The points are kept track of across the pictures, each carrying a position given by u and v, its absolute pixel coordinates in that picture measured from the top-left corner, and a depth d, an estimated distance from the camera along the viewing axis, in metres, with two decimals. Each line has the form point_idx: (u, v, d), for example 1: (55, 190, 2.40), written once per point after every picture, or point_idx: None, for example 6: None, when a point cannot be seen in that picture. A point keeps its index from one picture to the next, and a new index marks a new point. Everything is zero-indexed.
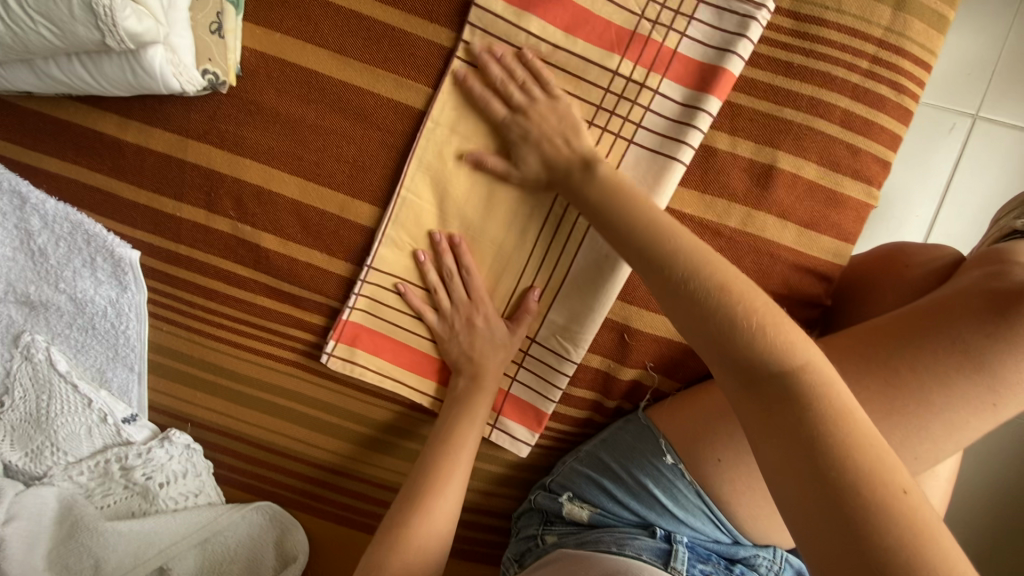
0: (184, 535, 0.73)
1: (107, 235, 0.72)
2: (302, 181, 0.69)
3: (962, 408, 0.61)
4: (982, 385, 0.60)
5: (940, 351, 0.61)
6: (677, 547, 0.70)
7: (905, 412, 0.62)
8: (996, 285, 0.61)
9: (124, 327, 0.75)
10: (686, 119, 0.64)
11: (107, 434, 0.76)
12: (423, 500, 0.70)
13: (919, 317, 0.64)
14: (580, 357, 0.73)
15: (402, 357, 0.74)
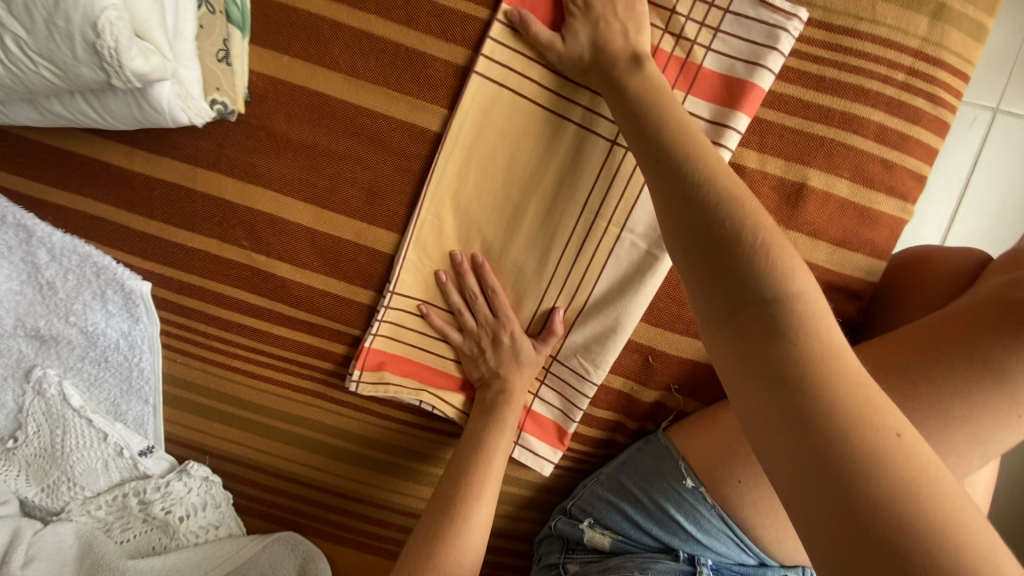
0: (206, 568, 0.71)
1: (117, 268, 0.70)
2: (316, 208, 0.67)
3: (1001, 432, 0.59)
4: (1017, 405, 0.58)
5: (963, 369, 0.59)
6: (702, 570, 0.70)
7: (930, 428, 0.60)
8: (1016, 293, 0.60)
9: (137, 359, 0.73)
10: (713, 137, 0.62)
11: (123, 468, 0.75)
12: (452, 524, 0.68)
13: (937, 329, 0.62)
14: (600, 378, 0.71)
15: (428, 377, 0.72)
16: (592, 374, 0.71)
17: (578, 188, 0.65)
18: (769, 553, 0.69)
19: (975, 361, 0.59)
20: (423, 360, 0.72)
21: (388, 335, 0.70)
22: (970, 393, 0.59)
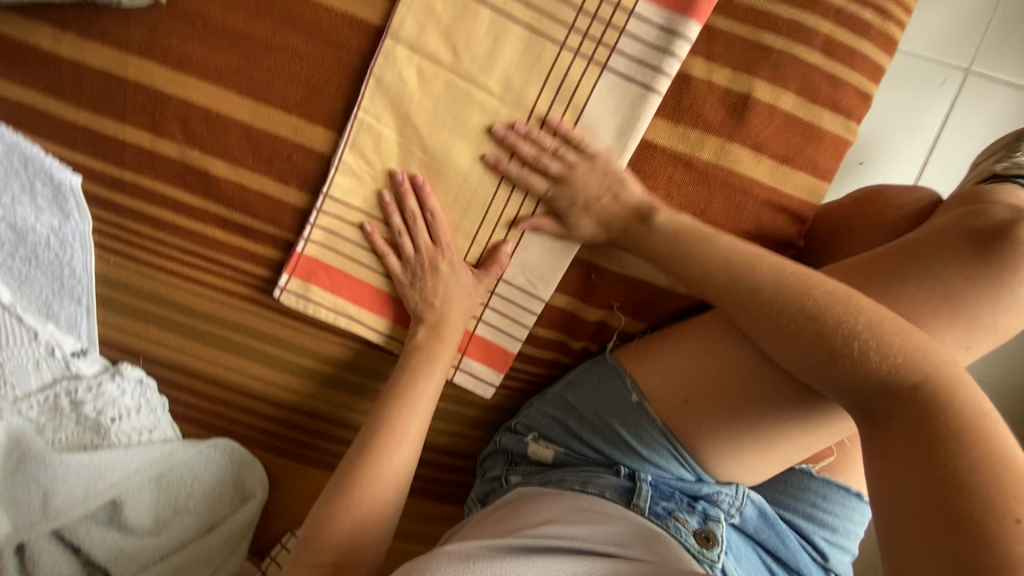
0: (140, 468, 0.71)
1: (46, 158, 0.67)
2: (254, 102, 0.65)
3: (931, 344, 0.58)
4: (958, 327, 0.57)
5: (917, 287, 0.58)
6: (641, 485, 0.66)
7: None
8: (975, 223, 0.59)
9: (69, 258, 0.72)
10: (663, 45, 0.61)
11: (56, 368, 0.74)
12: (379, 445, 0.66)
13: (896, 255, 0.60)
14: (548, 294, 0.70)
15: (360, 296, 0.71)
16: (537, 295, 0.70)
17: (524, 96, 0.63)
18: (707, 468, 0.65)
19: (930, 283, 0.58)
20: (354, 274, 0.70)
21: (318, 243, 0.69)
22: (905, 305, 0.58)
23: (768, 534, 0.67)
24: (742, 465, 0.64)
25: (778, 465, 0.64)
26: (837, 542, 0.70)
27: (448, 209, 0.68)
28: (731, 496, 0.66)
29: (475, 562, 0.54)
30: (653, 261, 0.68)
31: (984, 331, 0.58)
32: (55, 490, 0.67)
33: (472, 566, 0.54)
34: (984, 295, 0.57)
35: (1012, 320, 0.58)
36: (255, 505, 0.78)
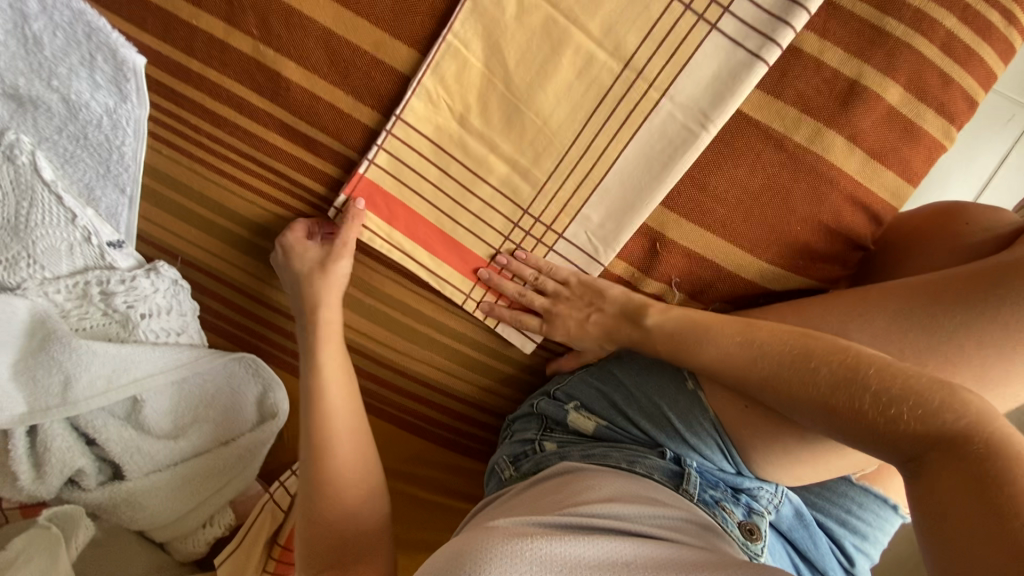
0: (161, 368, 0.68)
1: (111, 33, 0.64)
2: (338, 7, 0.61)
3: (1003, 359, 0.57)
4: None
5: (1003, 305, 0.56)
6: (689, 471, 0.64)
7: (942, 361, 0.58)
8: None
9: (119, 142, 0.69)
10: (781, 13, 0.58)
11: (90, 255, 0.71)
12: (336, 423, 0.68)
13: (981, 275, 0.58)
14: (607, 260, 0.68)
15: (419, 228, 0.68)
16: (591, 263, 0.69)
17: (623, 45, 0.60)
18: (752, 464, 0.64)
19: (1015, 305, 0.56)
20: (413, 206, 0.68)
21: (382, 167, 0.66)
22: (982, 318, 0.56)
23: (801, 533, 0.66)
24: (791, 469, 0.63)
25: (826, 474, 0.62)
26: (865, 551, 0.70)
27: (519, 155, 0.65)
28: (770, 493, 0.65)
29: (536, 539, 0.51)
30: (723, 240, 0.66)
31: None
32: (76, 376, 0.64)
33: (538, 542, 0.51)
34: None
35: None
36: (274, 426, 0.74)
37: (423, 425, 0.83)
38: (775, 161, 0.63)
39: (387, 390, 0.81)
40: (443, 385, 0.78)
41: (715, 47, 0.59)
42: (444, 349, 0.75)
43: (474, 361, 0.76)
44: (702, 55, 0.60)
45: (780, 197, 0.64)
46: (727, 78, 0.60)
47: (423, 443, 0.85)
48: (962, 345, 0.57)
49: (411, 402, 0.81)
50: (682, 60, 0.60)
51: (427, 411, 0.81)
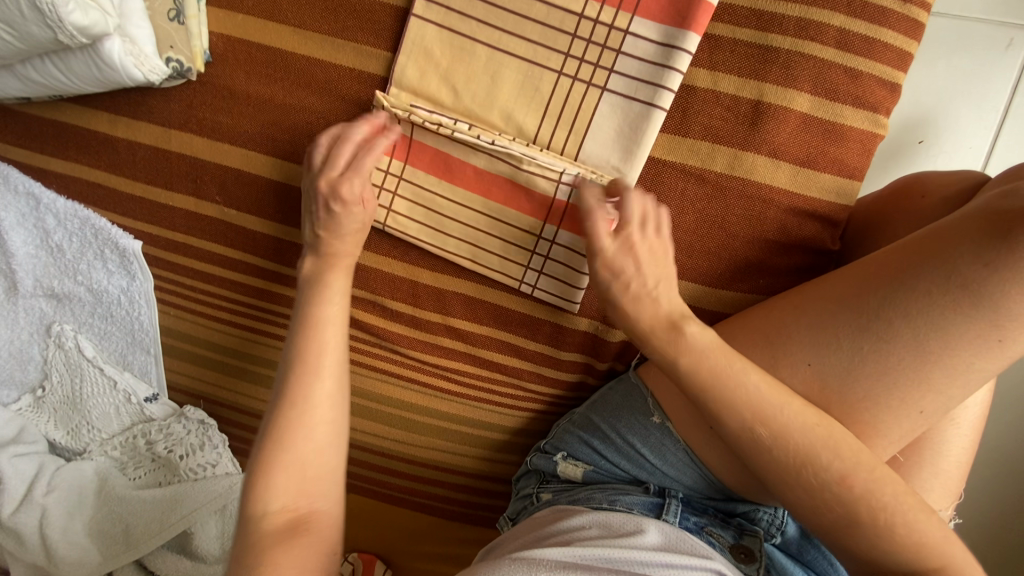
0: (201, 503, 0.76)
1: (111, 228, 0.76)
2: (279, 160, 0.70)
3: (965, 346, 0.51)
4: (978, 321, 0.50)
5: (921, 278, 0.51)
6: (670, 500, 0.64)
7: (921, 370, 0.52)
8: (1004, 205, 0.50)
9: (138, 313, 0.81)
10: (664, 60, 0.59)
11: (132, 413, 0.82)
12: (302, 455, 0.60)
13: (904, 253, 0.53)
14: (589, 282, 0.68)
15: (466, 173, 0.66)
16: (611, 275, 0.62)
17: (525, 126, 0.64)
18: (743, 490, 0.63)
19: (944, 277, 0.51)
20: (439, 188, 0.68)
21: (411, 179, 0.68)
22: (908, 309, 0.52)
23: (814, 555, 0.62)
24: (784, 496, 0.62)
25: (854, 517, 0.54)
26: None
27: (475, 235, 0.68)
28: (770, 514, 0.63)
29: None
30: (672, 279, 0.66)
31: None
32: (134, 523, 0.75)
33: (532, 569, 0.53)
34: (1014, 286, 0.48)
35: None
36: None
37: (439, 505, 0.86)
38: (701, 195, 0.63)
39: (402, 478, 0.85)
40: (448, 463, 0.82)
41: (610, 106, 0.62)
42: (440, 431, 0.80)
43: (470, 436, 0.80)
44: (601, 116, 0.62)
45: (717, 226, 0.64)
46: (630, 129, 0.62)
47: (443, 522, 0.87)
48: (900, 333, 0.52)
49: (425, 485, 0.85)
50: (583, 127, 0.63)
51: (441, 490, 0.85)
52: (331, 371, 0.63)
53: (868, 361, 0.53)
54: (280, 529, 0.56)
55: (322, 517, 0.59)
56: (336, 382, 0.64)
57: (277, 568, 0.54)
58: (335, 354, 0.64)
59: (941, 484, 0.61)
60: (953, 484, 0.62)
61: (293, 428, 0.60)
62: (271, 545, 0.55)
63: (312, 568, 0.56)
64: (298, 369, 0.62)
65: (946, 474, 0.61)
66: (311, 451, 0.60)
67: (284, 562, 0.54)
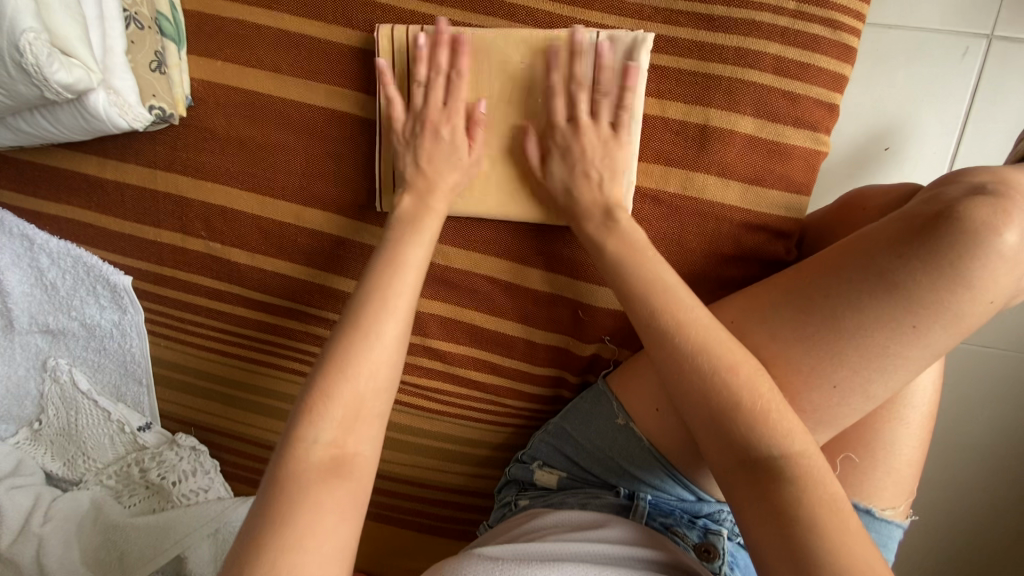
0: (196, 528, 0.79)
1: (102, 265, 0.80)
2: (259, 195, 0.74)
3: (884, 338, 0.53)
4: (896, 307, 0.52)
5: (845, 273, 0.55)
6: (639, 503, 0.67)
7: (863, 368, 0.55)
8: (925, 206, 0.53)
9: (129, 345, 0.84)
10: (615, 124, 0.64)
11: (126, 442, 0.85)
12: (353, 382, 0.55)
13: (835, 251, 0.57)
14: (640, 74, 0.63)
15: None
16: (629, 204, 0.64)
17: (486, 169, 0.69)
18: (706, 489, 0.66)
19: (863, 268, 0.54)
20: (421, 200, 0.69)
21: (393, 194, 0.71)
22: (835, 304, 0.55)
23: None
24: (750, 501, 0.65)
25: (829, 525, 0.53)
26: None
27: (487, 203, 0.69)
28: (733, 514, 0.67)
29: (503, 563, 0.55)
30: None
31: (940, 317, 0.52)
32: (129, 550, 0.78)
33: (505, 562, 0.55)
34: (925, 275, 0.51)
35: (971, 305, 0.51)
36: None
37: (427, 522, 0.89)
38: (657, 215, 0.67)
39: (390, 496, 0.87)
40: (432, 480, 0.85)
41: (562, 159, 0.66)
42: (421, 449, 0.83)
43: (451, 453, 0.83)
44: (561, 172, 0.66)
45: (674, 242, 0.67)
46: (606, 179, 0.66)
47: (428, 539, 0.90)
48: (831, 326, 0.55)
49: (412, 501, 0.88)
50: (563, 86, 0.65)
51: (427, 506, 0.88)
52: (398, 310, 0.59)
53: (813, 365, 0.56)
54: (322, 466, 0.51)
55: (365, 465, 0.54)
56: (402, 322, 0.59)
57: (312, 505, 0.49)
58: (409, 294, 0.60)
59: (894, 482, 0.64)
60: (906, 481, 0.65)
61: (359, 357, 0.56)
62: (312, 480, 0.51)
63: (345, 514, 0.51)
64: (375, 297, 0.58)
65: (898, 471, 0.64)
66: (366, 390, 0.55)
67: (317, 498, 0.50)
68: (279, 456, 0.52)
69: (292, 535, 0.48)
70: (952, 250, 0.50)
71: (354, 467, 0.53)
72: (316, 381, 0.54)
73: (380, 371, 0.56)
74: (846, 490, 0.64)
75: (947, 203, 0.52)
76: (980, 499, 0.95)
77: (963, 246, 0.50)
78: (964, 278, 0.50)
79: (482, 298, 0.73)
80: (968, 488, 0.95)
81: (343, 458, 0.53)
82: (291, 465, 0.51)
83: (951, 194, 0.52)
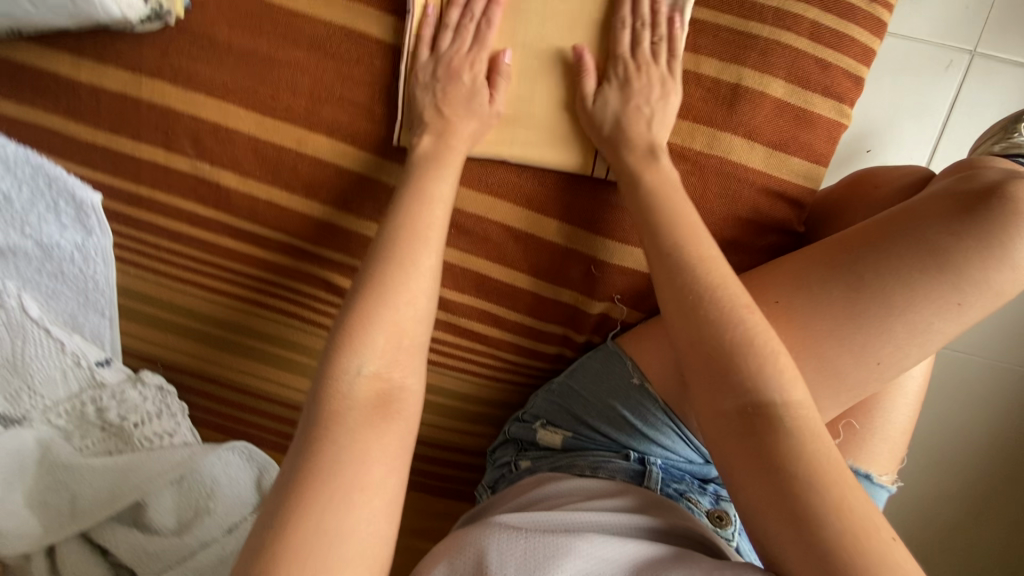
0: (159, 472, 0.75)
1: (67, 178, 0.71)
2: (258, 116, 0.67)
3: (932, 314, 0.55)
4: (945, 283, 0.54)
5: (896, 247, 0.55)
6: (652, 468, 0.66)
7: (900, 339, 0.56)
8: (966, 186, 0.56)
9: (92, 271, 0.77)
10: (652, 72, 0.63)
11: (82, 378, 0.78)
12: (388, 318, 0.55)
13: (882, 224, 0.57)
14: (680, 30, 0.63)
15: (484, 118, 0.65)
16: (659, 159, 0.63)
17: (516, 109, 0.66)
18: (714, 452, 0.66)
19: (916, 243, 0.55)
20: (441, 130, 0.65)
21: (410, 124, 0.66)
22: (884, 277, 0.55)
23: None
24: None
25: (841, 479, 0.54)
26: None
27: (513, 146, 0.66)
28: None
29: (526, 534, 0.52)
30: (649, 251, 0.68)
31: (984, 294, 0.54)
32: (81, 493, 0.72)
33: (525, 536, 0.52)
34: (976, 252, 0.53)
35: (1010, 280, 0.53)
36: None
37: None
38: (682, 172, 0.66)
39: None
40: (424, 436, 0.84)
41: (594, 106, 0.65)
42: None
43: (442, 407, 0.82)
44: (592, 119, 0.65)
45: (695, 202, 0.67)
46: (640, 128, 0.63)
47: (415, 492, 0.91)
48: (879, 296, 0.55)
49: None
50: (603, 40, 0.66)
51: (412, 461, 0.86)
52: (431, 246, 0.59)
53: (849, 331, 0.56)
54: (369, 403, 0.52)
55: (410, 395, 0.55)
56: (433, 258, 0.59)
57: (362, 442, 0.51)
58: (437, 230, 0.59)
59: (887, 449, 0.66)
60: (899, 448, 0.67)
61: (393, 292, 0.55)
62: (358, 419, 0.52)
63: (396, 447, 0.52)
64: (404, 234, 0.58)
65: (892, 438, 0.66)
66: (404, 324, 0.56)
67: (366, 435, 0.51)
68: (321, 395, 0.53)
69: (348, 474, 0.49)
70: (1001, 228, 0.52)
71: (398, 400, 0.54)
72: (350, 321, 0.54)
73: (414, 304, 0.56)
74: (848, 457, 0.66)
75: (992, 184, 0.54)
76: (925, 477, 1.03)
77: (1011, 226, 0.52)
78: (1009, 256, 0.53)
79: (495, 246, 0.70)
80: (919, 469, 1.03)
81: (386, 392, 0.54)
82: (338, 405, 0.52)
83: (991, 176, 0.55)
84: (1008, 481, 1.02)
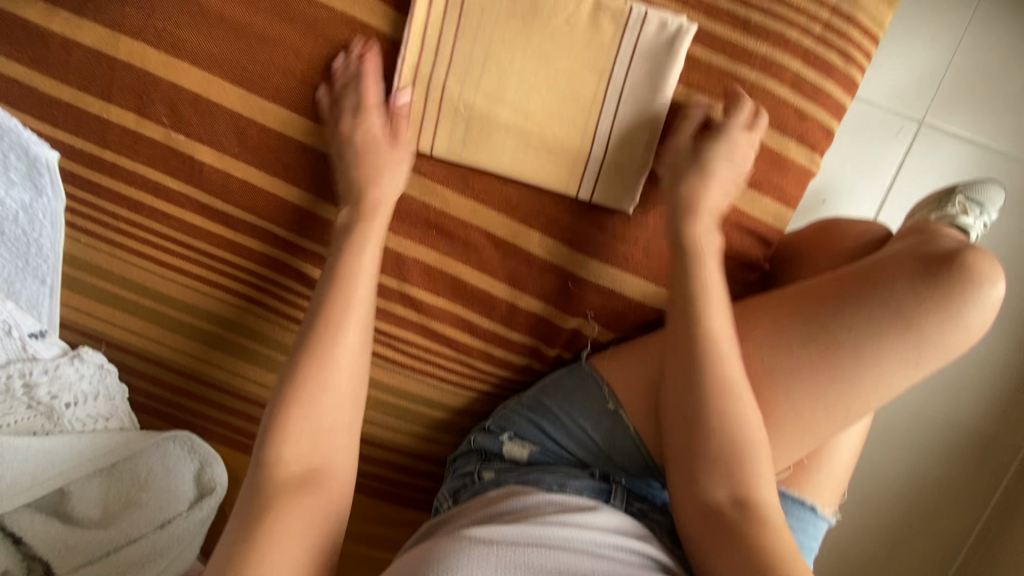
0: (89, 458, 0.73)
1: (22, 131, 0.66)
2: (244, 93, 0.65)
3: (891, 368, 0.59)
4: (905, 340, 0.58)
5: (864, 302, 0.59)
6: (616, 486, 0.68)
7: (860, 386, 0.60)
8: (926, 249, 0.60)
9: (37, 235, 0.71)
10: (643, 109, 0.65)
11: (11, 349, 0.72)
12: (316, 397, 0.60)
13: (850, 278, 0.61)
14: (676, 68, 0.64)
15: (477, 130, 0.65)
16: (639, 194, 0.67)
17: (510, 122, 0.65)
18: None
19: (880, 301, 0.58)
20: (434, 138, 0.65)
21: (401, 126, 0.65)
22: (850, 329, 0.59)
23: None
24: None
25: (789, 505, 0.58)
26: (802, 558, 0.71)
27: (507, 160, 0.66)
28: None
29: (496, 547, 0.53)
30: (626, 272, 0.70)
31: (936, 351, 0.58)
32: None
33: (495, 551, 0.53)
34: (935, 314, 0.57)
35: (960, 340, 0.58)
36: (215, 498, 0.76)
37: None
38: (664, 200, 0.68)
39: None
40: (387, 440, 0.84)
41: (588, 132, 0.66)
42: (382, 405, 0.80)
43: (406, 411, 0.81)
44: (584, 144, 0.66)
45: None
46: (621, 161, 0.67)
47: (368, 493, 0.89)
48: (843, 346, 0.59)
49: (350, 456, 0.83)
50: (606, 59, 0.64)
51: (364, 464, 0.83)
52: (355, 323, 0.63)
53: (812, 374, 0.60)
54: (295, 479, 0.58)
55: (340, 469, 0.61)
56: (358, 335, 0.64)
57: (288, 514, 0.55)
58: (361, 309, 0.64)
59: (829, 481, 0.71)
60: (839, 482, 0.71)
61: (323, 372, 0.61)
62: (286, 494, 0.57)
63: (324, 516, 0.57)
64: (329, 314, 0.62)
65: (835, 471, 0.70)
66: (331, 402, 0.61)
67: (292, 508, 0.56)
68: (254, 473, 0.58)
69: (274, 545, 0.54)
70: (957, 293, 0.57)
71: (329, 471, 0.60)
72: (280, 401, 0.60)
73: (338, 385, 0.62)
74: (796, 486, 0.69)
75: (948, 250, 0.59)
76: (850, 507, 1.10)
77: (964, 291, 0.57)
78: (961, 319, 0.58)
79: (478, 253, 0.70)
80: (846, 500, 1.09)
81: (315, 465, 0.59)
82: (268, 482, 0.57)
83: (947, 243, 0.60)
84: (924, 517, 1.09)
